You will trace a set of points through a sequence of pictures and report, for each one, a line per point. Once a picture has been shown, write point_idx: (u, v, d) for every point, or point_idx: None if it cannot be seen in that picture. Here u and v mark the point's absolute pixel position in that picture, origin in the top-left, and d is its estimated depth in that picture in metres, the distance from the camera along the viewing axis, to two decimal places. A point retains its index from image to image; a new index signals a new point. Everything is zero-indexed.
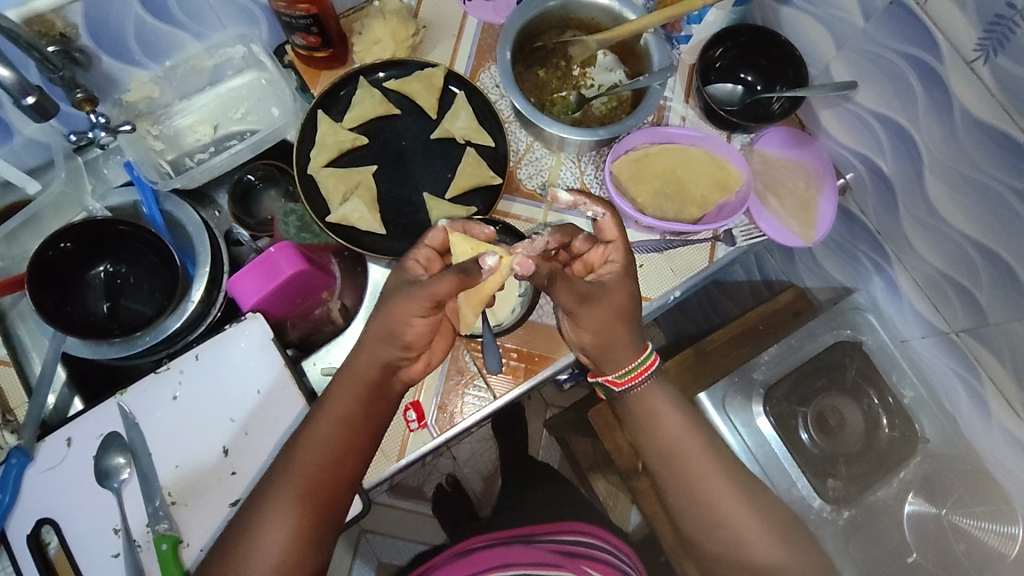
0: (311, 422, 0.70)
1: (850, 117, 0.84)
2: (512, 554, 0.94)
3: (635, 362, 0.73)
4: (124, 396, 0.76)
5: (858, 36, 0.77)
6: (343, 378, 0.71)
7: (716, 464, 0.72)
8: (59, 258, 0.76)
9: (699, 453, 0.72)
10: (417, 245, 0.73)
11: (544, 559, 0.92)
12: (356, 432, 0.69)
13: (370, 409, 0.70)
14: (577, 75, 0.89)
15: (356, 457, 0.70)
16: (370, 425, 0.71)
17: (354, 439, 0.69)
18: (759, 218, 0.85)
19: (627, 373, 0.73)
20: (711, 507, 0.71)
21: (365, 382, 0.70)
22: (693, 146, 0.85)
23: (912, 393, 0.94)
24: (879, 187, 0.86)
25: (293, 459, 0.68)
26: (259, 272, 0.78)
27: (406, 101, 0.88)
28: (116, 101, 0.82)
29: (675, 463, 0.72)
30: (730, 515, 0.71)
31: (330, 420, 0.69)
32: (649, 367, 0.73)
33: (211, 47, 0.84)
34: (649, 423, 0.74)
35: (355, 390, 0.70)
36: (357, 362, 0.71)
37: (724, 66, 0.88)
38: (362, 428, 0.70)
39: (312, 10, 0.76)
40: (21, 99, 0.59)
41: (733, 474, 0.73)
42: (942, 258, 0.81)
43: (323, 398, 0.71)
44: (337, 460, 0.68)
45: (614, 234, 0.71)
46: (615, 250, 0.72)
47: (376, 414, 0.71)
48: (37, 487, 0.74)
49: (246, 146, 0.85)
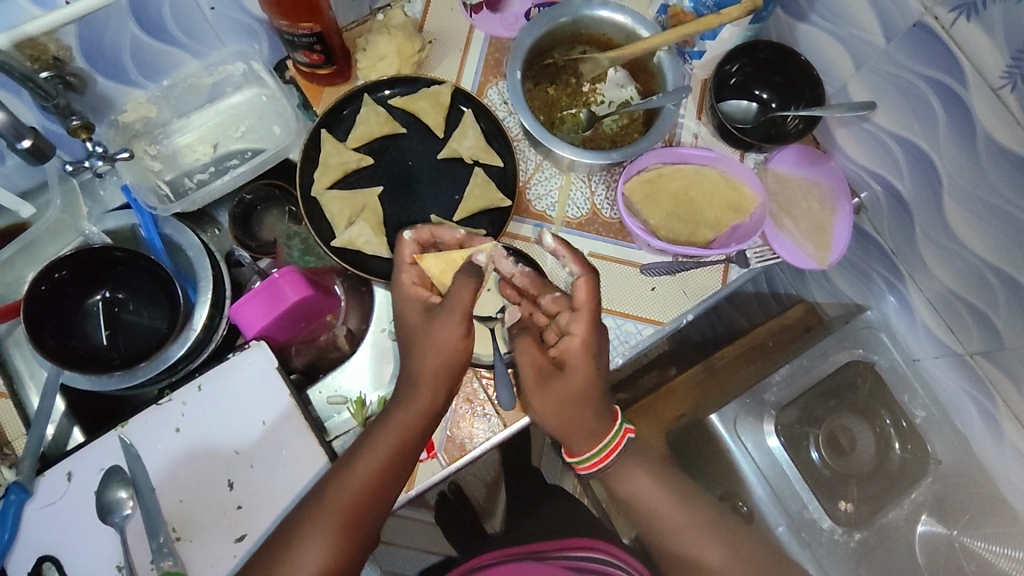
0: (343, 464, 0.68)
1: (867, 137, 0.82)
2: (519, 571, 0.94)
3: (594, 451, 0.70)
4: (125, 428, 0.74)
5: (877, 56, 0.75)
6: (382, 421, 0.70)
7: (683, 513, 0.72)
8: (54, 288, 0.73)
9: (666, 503, 0.72)
10: (400, 267, 0.73)
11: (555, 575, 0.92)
12: (404, 461, 0.69)
13: (416, 442, 0.69)
14: (587, 92, 0.87)
15: (383, 504, 0.68)
16: (402, 472, 0.69)
17: (403, 467, 0.68)
18: (773, 239, 0.84)
19: (584, 462, 0.71)
20: (680, 555, 0.71)
21: (402, 428, 0.69)
22: (709, 167, 0.83)
23: (924, 413, 0.92)
24: (894, 207, 0.84)
25: (320, 503, 0.66)
26: (262, 295, 0.77)
27: (411, 119, 0.85)
28: (112, 123, 0.79)
29: (642, 514, 0.73)
30: (706, 559, 0.70)
31: (364, 465, 0.67)
32: (609, 452, 0.70)
33: (209, 65, 0.81)
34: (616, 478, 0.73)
35: (391, 435, 0.68)
36: (396, 405, 0.70)
37: (739, 83, 0.86)
38: (394, 474, 0.68)
39: (315, 28, 0.74)
40: (16, 142, 0.56)
41: (705, 519, 0.72)
42: (957, 279, 0.80)
43: (358, 441, 0.70)
44: (364, 506, 0.66)
45: (582, 302, 0.66)
46: (579, 319, 0.66)
47: (410, 462, 0.70)
48: (38, 523, 0.72)
49: (249, 167, 0.82)
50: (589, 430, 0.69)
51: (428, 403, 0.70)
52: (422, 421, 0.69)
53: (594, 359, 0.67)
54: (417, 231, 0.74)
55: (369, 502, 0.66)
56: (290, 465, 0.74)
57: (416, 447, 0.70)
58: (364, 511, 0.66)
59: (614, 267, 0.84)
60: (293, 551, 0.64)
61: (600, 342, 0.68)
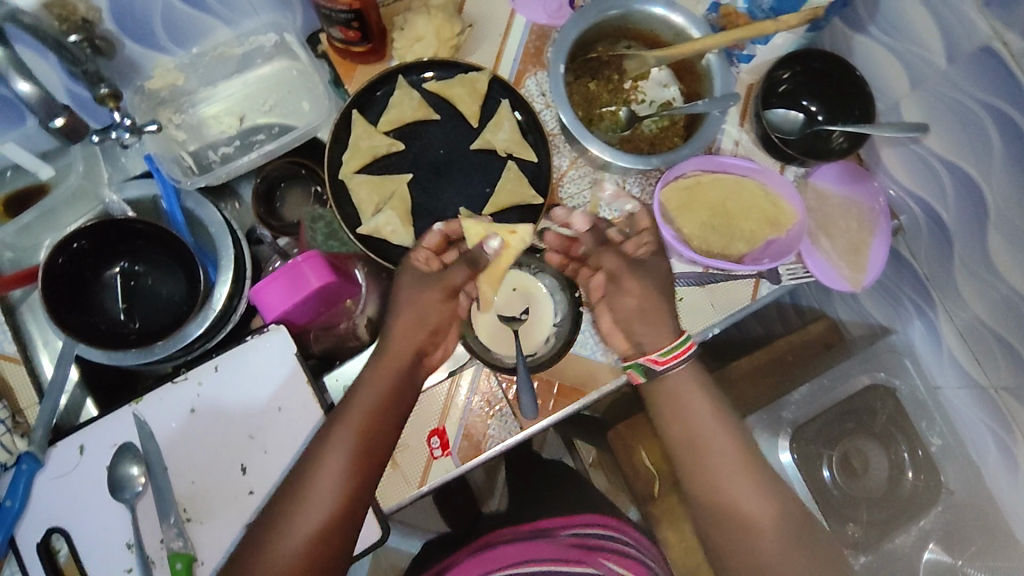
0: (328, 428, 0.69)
1: (915, 160, 0.80)
2: (529, 549, 0.99)
3: (675, 342, 0.74)
4: (140, 405, 0.73)
5: (937, 76, 0.72)
6: (359, 387, 0.71)
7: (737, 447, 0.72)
8: (72, 258, 0.71)
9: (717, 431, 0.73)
10: (416, 247, 0.77)
11: (564, 554, 0.97)
12: (387, 411, 0.70)
13: (397, 395, 0.71)
14: (628, 89, 0.84)
15: (378, 456, 0.69)
16: (388, 432, 0.70)
17: (387, 418, 0.70)
18: (807, 256, 0.82)
19: (668, 353, 0.74)
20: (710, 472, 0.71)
21: (382, 390, 0.70)
22: (749, 178, 0.81)
23: (940, 442, 0.91)
24: (933, 233, 0.82)
25: (314, 467, 0.67)
26: (284, 279, 0.75)
27: (445, 105, 0.83)
28: (139, 89, 0.77)
29: (680, 416, 0.74)
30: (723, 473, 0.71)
31: (350, 421, 0.68)
32: (686, 351, 0.74)
33: (242, 35, 0.79)
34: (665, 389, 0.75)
35: (372, 396, 0.70)
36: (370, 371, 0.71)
37: (787, 91, 0.83)
38: (381, 435, 0.69)
39: (355, 4, 0.71)
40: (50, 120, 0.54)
41: (750, 455, 0.72)
42: (991, 311, 0.78)
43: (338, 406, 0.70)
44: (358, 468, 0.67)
45: (648, 224, 0.76)
46: (647, 238, 0.77)
47: (397, 413, 0.71)
48: (48, 495, 0.71)
49: (276, 145, 0.79)
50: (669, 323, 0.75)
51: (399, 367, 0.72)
52: (399, 372, 0.72)
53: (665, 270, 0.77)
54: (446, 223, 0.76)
55: (362, 463, 0.67)
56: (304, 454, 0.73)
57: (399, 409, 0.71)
58: (359, 470, 0.67)
59: None
60: (294, 513, 0.65)
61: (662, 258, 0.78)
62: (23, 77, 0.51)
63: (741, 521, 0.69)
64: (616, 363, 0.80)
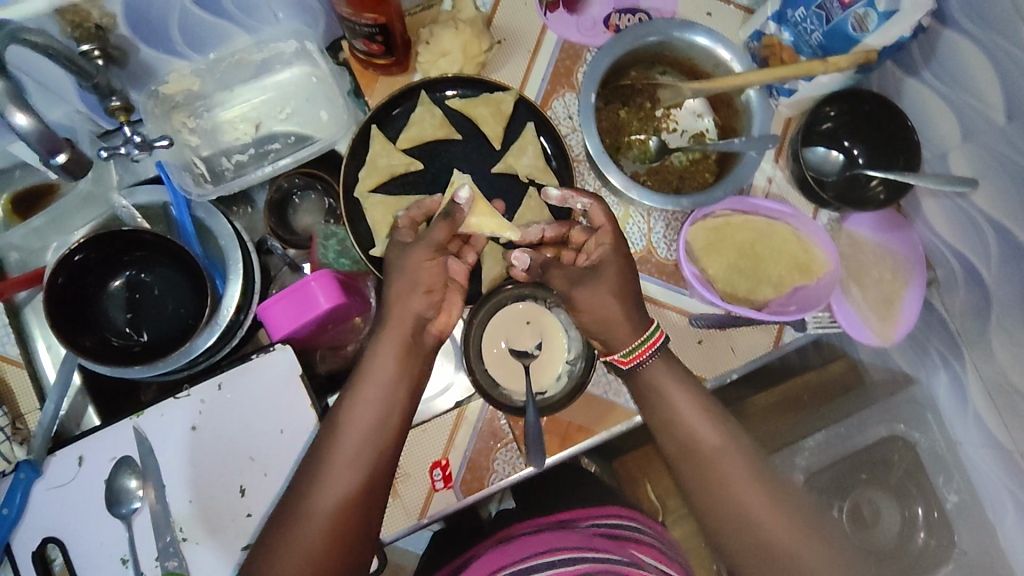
0: (326, 442, 0.64)
1: (958, 213, 0.76)
2: (549, 540, 0.77)
3: (639, 340, 0.68)
4: (141, 419, 0.72)
5: (992, 131, 0.67)
6: (356, 397, 0.66)
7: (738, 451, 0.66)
8: (76, 269, 0.69)
9: (728, 448, 0.66)
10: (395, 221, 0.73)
11: (590, 542, 0.75)
12: (393, 396, 0.67)
13: (400, 378, 0.67)
14: (660, 117, 0.80)
15: (388, 444, 0.65)
16: (394, 436, 0.66)
17: (393, 403, 0.66)
18: (837, 309, 0.80)
19: (632, 351, 0.69)
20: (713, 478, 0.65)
21: (383, 387, 0.66)
22: (781, 222, 0.78)
23: (956, 499, 0.86)
24: (971, 289, 0.78)
25: (317, 470, 0.63)
26: (293, 297, 0.73)
27: (468, 124, 0.80)
28: (152, 93, 0.74)
29: (669, 424, 0.68)
30: (730, 477, 0.65)
31: (357, 408, 0.65)
32: (656, 341, 0.69)
33: (261, 41, 0.75)
34: (653, 394, 0.69)
35: (372, 393, 0.66)
36: (365, 378, 0.66)
37: (830, 130, 0.80)
38: (385, 446, 0.65)
39: (379, 19, 0.68)
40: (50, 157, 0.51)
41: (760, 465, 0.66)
42: (1019, 371, 0.73)
43: (334, 417, 0.66)
44: (368, 484, 0.63)
45: (603, 221, 0.71)
46: (605, 234, 0.71)
47: (403, 398, 0.67)
48: (44, 505, 0.71)
49: (293, 159, 0.77)
50: (633, 317, 0.69)
51: (398, 362, 0.67)
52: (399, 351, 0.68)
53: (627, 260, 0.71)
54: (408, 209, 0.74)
55: (372, 479, 0.63)
56: None
57: (399, 417, 0.67)
58: (368, 480, 0.63)
59: (663, 312, 0.80)
60: (301, 519, 0.61)
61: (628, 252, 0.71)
62: (21, 110, 0.48)
63: (769, 548, 0.62)
64: (630, 404, 0.79)
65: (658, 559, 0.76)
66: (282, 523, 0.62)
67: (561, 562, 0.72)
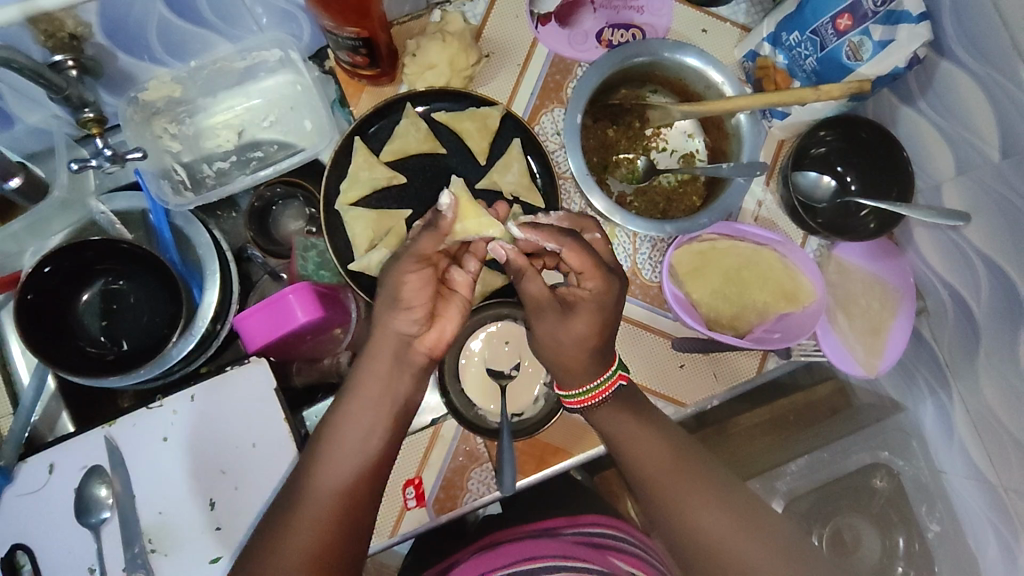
0: (308, 470, 0.64)
1: (950, 246, 0.74)
2: (530, 547, 0.75)
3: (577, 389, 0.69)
4: (113, 428, 0.72)
5: (986, 167, 0.65)
6: (342, 420, 0.65)
7: (700, 480, 0.65)
8: (47, 280, 0.69)
9: (690, 478, 0.65)
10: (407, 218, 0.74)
11: (570, 550, 0.73)
12: (384, 411, 0.66)
13: (387, 393, 0.66)
14: (650, 136, 0.78)
15: (376, 460, 0.65)
16: (384, 452, 0.65)
17: (384, 417, 0.66)
18: (823, 337, 0.78)
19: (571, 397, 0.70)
20: (676, 508, 0.64)
21: (373, 403, 0.65)
22: (768, 249, 0.77)
23: (938, 529, 0.84)
24: (960, 322, 0.76)
25: (305, 484, 0.62)
26: (271, 310, 0.72)
27: (454, 138, 0.78)
28: (132, 100, 0.73)
29: (626, 458, 0.68)
30: (695, 507, 0.64)
31: (346, 423, 0.65)
32: (598, 396, 0.68)
33: (243, 50, 0.74)
34: (609, 430, 0.69)
35: (358, 408, 0.65)
36: (352, 408, 0.65)
37: (822, 155, 0.78)
38: (369, 474, 0.64)
39: (362, 33, 0.67)
40: None
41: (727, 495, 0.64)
42: (1006, 407, 0.71)
43: (317, 442, 0.65)
44: (350, 510, 0.62)
45: (582, 265, 0.63)
46: (589, 278, 0.64)
47: (393, 414, 0.66)
48: (13, 511, 0.71)
49: (274, 170, 0.76)
50: (591, 365, 0.67)
51: (385, 380, 0.66)
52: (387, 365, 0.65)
53: (606, 312, 0.65)
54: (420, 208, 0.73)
55: (355, 506, 0.62)
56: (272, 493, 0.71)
57: (386, 444, 0.66)
58: (356, 494, 0.62)
59: (645, 336, 0.79)
60: (291, 532, 0.60)
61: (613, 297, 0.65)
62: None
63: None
64: None
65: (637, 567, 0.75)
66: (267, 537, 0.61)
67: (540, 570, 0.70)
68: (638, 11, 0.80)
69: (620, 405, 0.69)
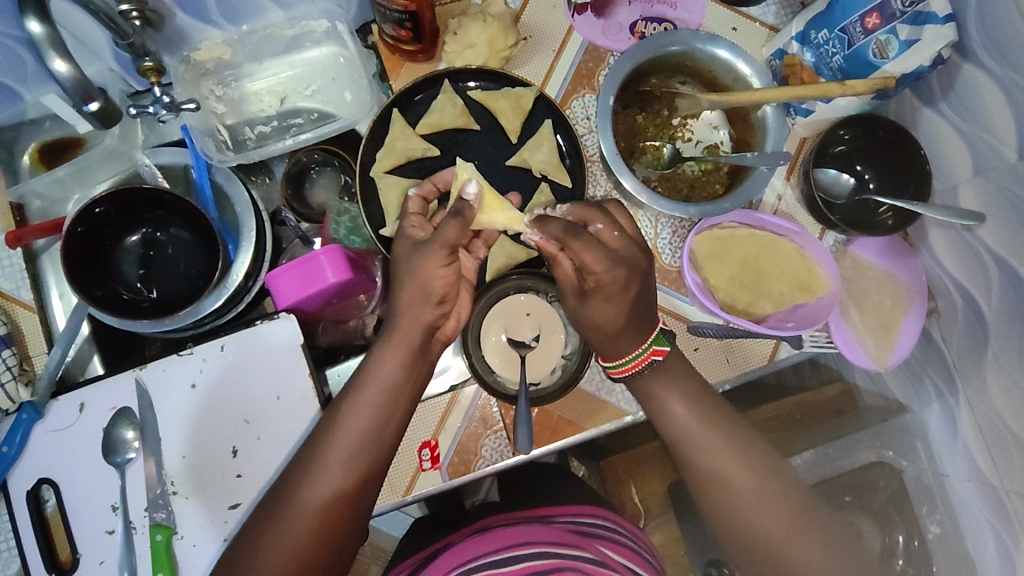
0: (315, 447, 0.65)
1: (963, 246, 0.76)
2: (520, 534, 0.75)
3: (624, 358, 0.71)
4: (144, 372, 0.74)
5: (1003, 169, 0.68)
6: (353, 401, 0.65)
7: (731, 444, 0.69)
8: (94, 222, 0.71)
9: (718, 445, 0.69)
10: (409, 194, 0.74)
11: (562, 537, 0.73)
12: (398, 398, 0.66)
13: (400, 381, 0.66)
14: (676, 125, 0.82)
15: (383, 445, 0.66)
16: (391, 433, 0.66)
17: (392, 406, 0.66)
18: (834, 328, 0.82)
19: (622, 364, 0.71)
20: (706, 466, 0.68)
21: (385, 391, 0.66)
22: (785, 238, 0.80)
23: (938, 531, 0.85)
24: (970, 323, 0.77)
25: (312, 466, 0.63)
26: (302, 269, 0.74)
27: (487, 116, 0.81)
28: (184, 58, 0.76)
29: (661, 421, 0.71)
30: (719, 467, 0.68)
31: (355, 410, 0.65)
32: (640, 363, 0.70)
33: (294, 18, 0.78)
34: (648, 396, 0.72)
35: (369, 399, 0.65)
36: (361, 386, 0.66)
37: (843, 153, 0.81)
38: (377, 454, 0.65)
39: (410, 6, 0.70)
40: (83, 104, 0.54)
41: (752, 460, 0.68)
42: (1011, 408, 0.72)
43: (327, 422, 0.66)
44: (356, 489, 0.63)
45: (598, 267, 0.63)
46: (607, 274, 0.64)
47: (406, 398, 0.67)
48: (44, 446, 0.73)
49: (314, 135, 0.79)
50: (635, 331, 0.69)
51: (405, 368, 0.66)
52: (403, 350, 0.66)
53: (631, 288, 0.65)
54: (420, 187, 0.74)
55: (361, 484, 0.64)
56: (292, 445, 0.73)
57: (397, 417, 0.67)
58: (364, 478, 0.64)
59: (662, 316, 0.82)
60: (294, 513, 0.62)
61: (626, 285, 0.65)
62: (60, 57, 0.51)
63: (772, 551, 0.65)
64: (621, 404, 0.81)
65: (630, 558, 0.74)
66: (272, 516, 0.62)
67: (531, 557, 0.69)
68: (671, 6, 0.83)
69: (641, 372, 0.71)
